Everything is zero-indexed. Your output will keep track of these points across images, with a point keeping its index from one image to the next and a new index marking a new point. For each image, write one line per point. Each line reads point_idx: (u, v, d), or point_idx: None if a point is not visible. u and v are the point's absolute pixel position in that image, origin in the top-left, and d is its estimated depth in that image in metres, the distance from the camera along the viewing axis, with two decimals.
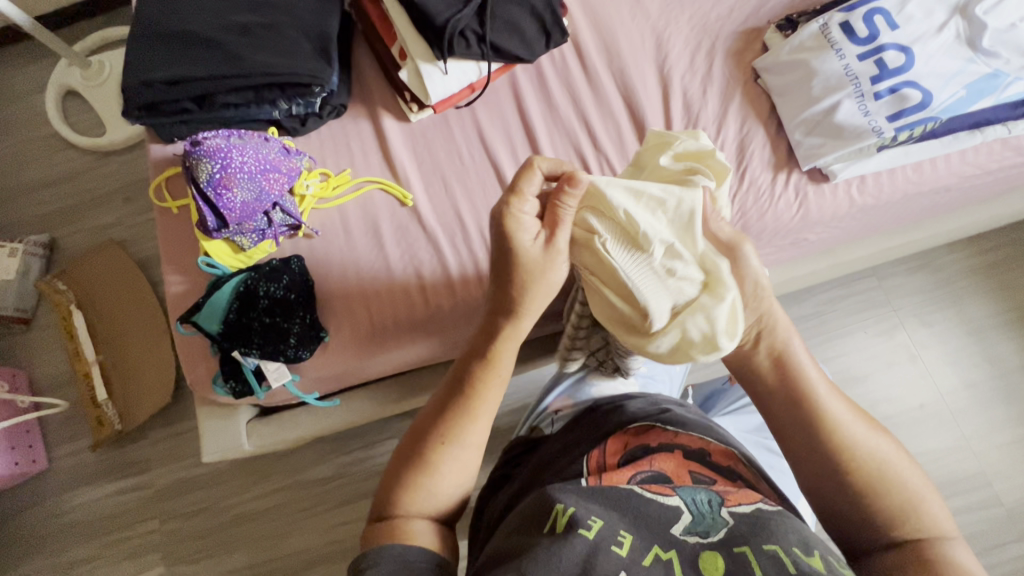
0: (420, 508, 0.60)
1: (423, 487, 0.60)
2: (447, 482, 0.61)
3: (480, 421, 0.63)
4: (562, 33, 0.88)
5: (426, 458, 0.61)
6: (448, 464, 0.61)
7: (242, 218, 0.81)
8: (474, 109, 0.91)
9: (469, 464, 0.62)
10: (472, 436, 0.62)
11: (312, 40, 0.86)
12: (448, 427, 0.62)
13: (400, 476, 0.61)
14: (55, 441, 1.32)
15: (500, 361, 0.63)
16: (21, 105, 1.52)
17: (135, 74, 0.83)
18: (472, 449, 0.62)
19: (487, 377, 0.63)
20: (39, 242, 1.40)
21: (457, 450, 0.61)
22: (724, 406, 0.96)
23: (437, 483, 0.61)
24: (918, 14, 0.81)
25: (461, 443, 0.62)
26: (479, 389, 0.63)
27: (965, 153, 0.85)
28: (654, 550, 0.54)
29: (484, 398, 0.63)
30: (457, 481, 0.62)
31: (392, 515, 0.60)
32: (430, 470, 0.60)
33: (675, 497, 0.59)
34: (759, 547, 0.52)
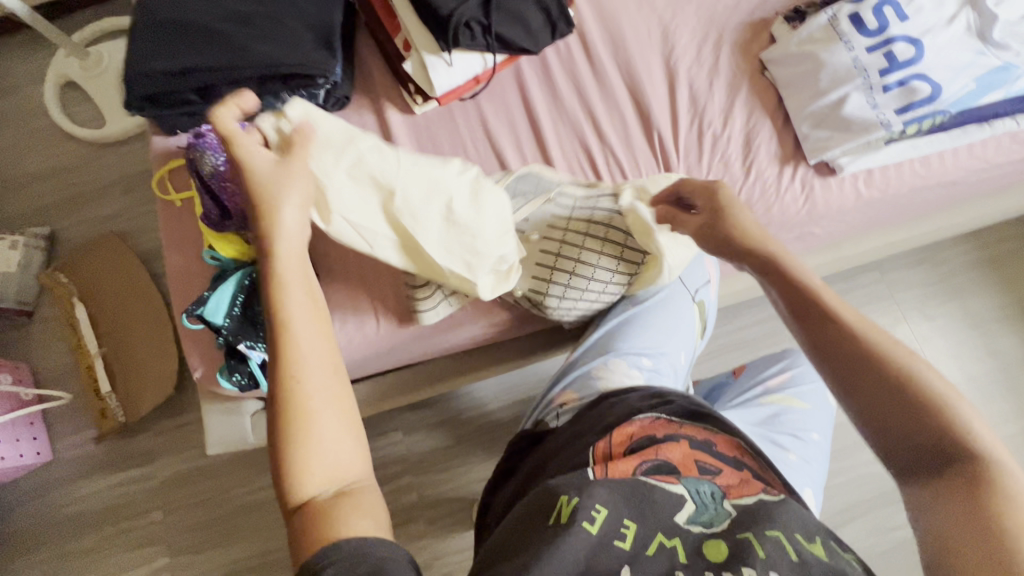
0: (319, 492, 0.48)
1: (299, 469, 0.48)
2: (310, 440, 0.49)
3: (313, 369, 0.50)
4: (568, 24, 0.87)
5: (281, 435, 0.48)
6: (311, 432, 0.49)
7: (248, 211, 0.79)
8: (479, 101, 0.90)
9: (314, 404, 0.50)
10: (312, 387, 0.50)
11: (316, 30, 0.85)
12: (279, 394, 0.49)
13: (275, 467, 0.49)
14: (59, 433, 1.32)
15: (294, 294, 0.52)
16: (19, 96, 1.50)
17: (137, 65, 0.82)
18: (327, 405, 0.50)
19: (280, 321, 0.51)
20: (40, 234, 1.39)
21: (305, 415, 0.49)
22: (728, 399, 0.96)
23: (305, 456, 0.49)
24: (928, 5, 0.80)
25: (305, 401, 0.49)
26: (291, 336, 0.50)
27: (973, 147, 0.85)
28: (657, 538, 0.54)
29: (294, 343, 0.50)
30: (338, 448, 0.50)
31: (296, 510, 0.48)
32: (294, 443, 0.48)
33: (679, 485, 0.60)
34: (762, 533, 0.52)
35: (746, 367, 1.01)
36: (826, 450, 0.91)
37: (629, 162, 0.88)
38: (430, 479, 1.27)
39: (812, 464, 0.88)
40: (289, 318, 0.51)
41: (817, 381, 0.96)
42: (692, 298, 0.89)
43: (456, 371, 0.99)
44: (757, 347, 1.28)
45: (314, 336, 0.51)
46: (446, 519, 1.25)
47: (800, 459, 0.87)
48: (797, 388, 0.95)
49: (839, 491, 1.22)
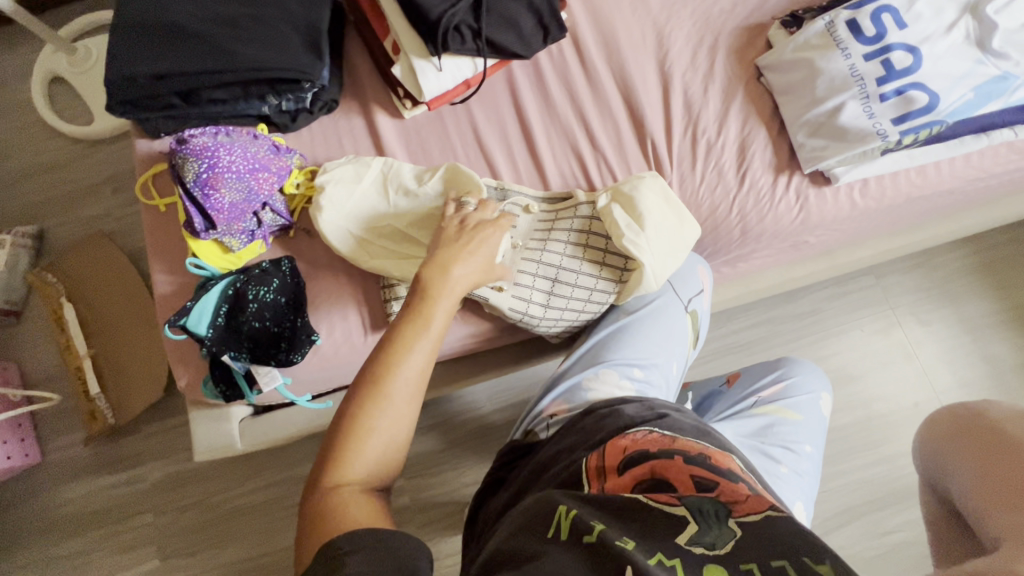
0: (358, 475, 0.54)
1: (353, 453, 0.55)
2: (380, 436, 0.56)
3: (406, 385, 0.58)
4: (560, 28, 0.85)
5: (356, 422, 0.55)
6: (377, 428, 0.56)
7: (231, 219, 0.78)
8: (469, 106, 0.88)
9: (404, 412, 0.57)
10: (400, 398, 0.57)
11: (303, 33, 0.83)
12: (370, 388, 0.57)
13: (333, 443, 0.55)
14: (47, 435, 1.31)
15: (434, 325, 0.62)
16: (5, 92, 1.48)
17: (118, 67, 0.80)
18: (403, 416, 0.57)
19: (416, 333, 0.61)
20: (27, 233, 1.37)
21: (380, 415, 0.56)
22: (720, 411, 0.95)
23: (365, 447, 0.55)
24: (927, 12, 0.78)
25: (388, 406, 0.56)
26: (402, 351, 0.59)
27: (970, 156, 0.84)
28: (657, 556, 0.51)
29: (406, 361, 0.58)
30: (389, 451, 0.56)
31: (332, 485, 0.53)
32: (360, 432, 0.55)
33: (680, 506, 0.58)
34: (767, 562, 0.49)
35: (740, 376, 1.00)
36: (818, 461, 0.90)
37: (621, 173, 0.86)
38: (422, 483, 1.27)
39: (804, 477, 0.87)
40: (425, 335, 0.60)
41: (811, 391, 0.96)
42: (685, 307, 0.88)
43: (447, 377, 0.98)
44: (751, 351, 1.28)
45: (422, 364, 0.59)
46: (438, 522, 1.25)
47: (792, 472, 0.86)
48: (790, 398, 0.94)
49: (832, 495, 1.22)
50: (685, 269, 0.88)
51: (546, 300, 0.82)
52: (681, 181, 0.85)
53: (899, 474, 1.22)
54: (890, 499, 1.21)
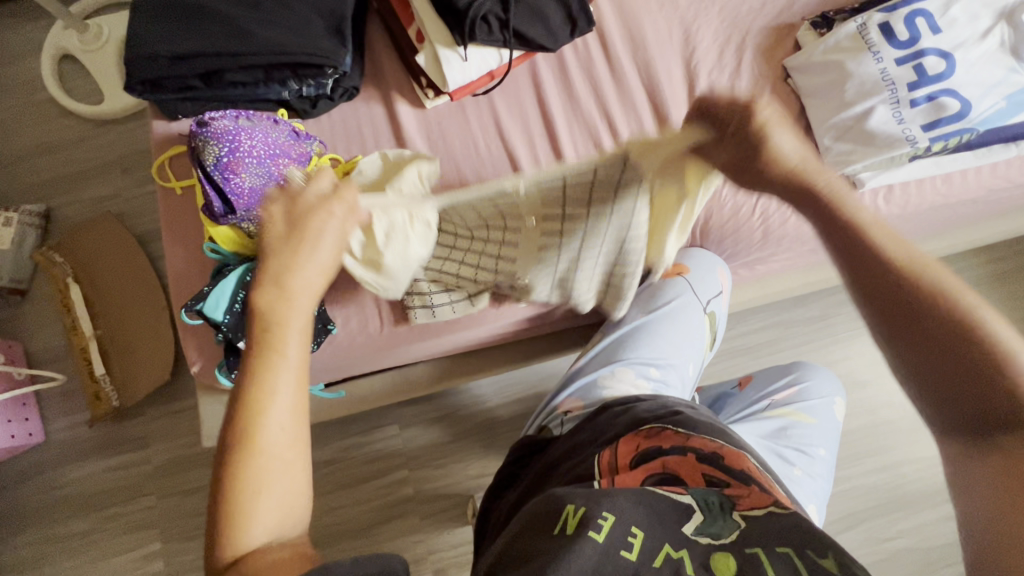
0: (260, 537, 0.47)
1: (246, 520, 0.47)
2: (274, 485, 0.49)
3: (284, 421, 0.51)
4: (588, 21, 0.84)
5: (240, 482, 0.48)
6: (269, 488, 0.49)
7: (251, 204, 0.77)
8: (492, 98, 0.87)
9: (287, 451, 0.50)
10: (281, 446, 0.50)
11: (327, 19, 0.82)
12: (237, 445, 0.49)
13: (218, 515, 0.47)
14: (52, 415, 1.31)
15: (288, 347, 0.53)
16: (16, 68, 1.46)
17: (138, 47, 0.79)
18: (291, 457, 0.50)
19: (272, 360, 0.52)
20: (35, 211, 1.36)
21: (265, 470, 0.49)
22: (733, 412, 0.95)
23: (257, 500, 0.48)
24: (962, 18, 0.78)
25: (266, 458, 0.49)
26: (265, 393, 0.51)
27: (997, 166, 0.83)
28: (665, 549, 0.52)
29: (271, 404, 0.50)
30: (288, 506, 0.50)
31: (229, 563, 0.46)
32: (246, 497, 0.48)
33: (686, 496, 0.59)
34: (771, 548, 0.51)
35: (753, 378, 1.00)
36: (831, 465, 0.90)
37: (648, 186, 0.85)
38: (427, 474, 1.27)
39: (817, 479, 0.87)
40: (282, 361, 0.52)
41: (824, 395, 0.96)
42: (704, 307, 0.88)
43: (458, 370, 0.98)
44: (759, 354, 1.28)
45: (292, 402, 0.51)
46: (441, 514, 1.25)
47: (805, 474, 0.86)
48: (805, 402, 0.94)
49: (836, 501, 1.22)
50: (706, 269, 0.88)
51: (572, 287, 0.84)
52: None
53: (902, 481, 1.23)
54: (893, 506, 1.21)
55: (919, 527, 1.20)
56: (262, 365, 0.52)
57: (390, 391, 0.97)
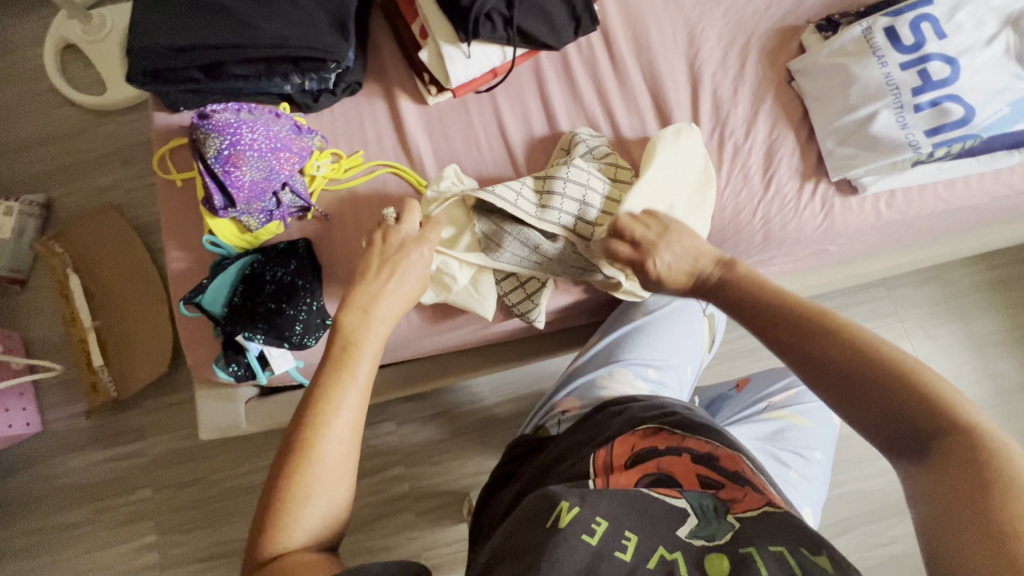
0: (300, 538, 0.54)
1: (292, 520, 0.53)
2: (319, 493, 0.55)
3: (339, 439, 0.56)
4: (592, 20, 0.84)
5: (291, 485, 0.54)
6: (316, 496, 0.55)
7: (251, 198, 0.77)
8: (495, 95, 0.87)
9: (338, 465, 0.56)
10: (333, 460, 0.56)
11: (330, 13, 0.82)
12: (298, 451, 0.55)
13: (268, 512, 0.54)
14: (49, 405, 1.31)
15: (360, 366, 0.60)
16: (18, 57, 1.46)
17: (139, 37, 0.79)
18: (339, 472, 0.56)
19: (342, 379, 0.59)
20: (35, 201, 1.36)
21: (315, 480, 0.55)
22: (730, 414, 0.95)
23: (304, 504, 0.54)
24: (967, 24, 0.77)
25: (322, 467, 0.55)
26: (329, 406, 0.57)
27: (1000, 172, 0.83)
28: (659, 551, 0.53)
29: (331, 421, 0.56)
30: (329, 515, 0.56)
31: (273, 557, 0.52)
32: (295, 499, 0.54)
33: (681, 499, 0.59)
34: (766, 548, 0.52)
35: (750, 381, 0.99)
36: (826, 469, 0.91)
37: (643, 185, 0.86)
38: (423, 471, 1.27)
39: (813, 481, 0.88)
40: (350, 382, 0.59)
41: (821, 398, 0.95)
42: (703, 309, 0.90)
43: (456, 367, 0.98)
44: (758, 357, 1.27)
45: (349, 423, 0.57)
46: (437, 511, 1.25)
47: (801, 476, 0.87)
48: (802, 405, 0.94)
49: (832, 504, 1.22)
50: None
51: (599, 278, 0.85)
52: None
53: (897, 486, 1.23)
54: (888, 510, 1.21)
55: (913, 533, 1.20)
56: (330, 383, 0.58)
57: (389, 387, 0.97)
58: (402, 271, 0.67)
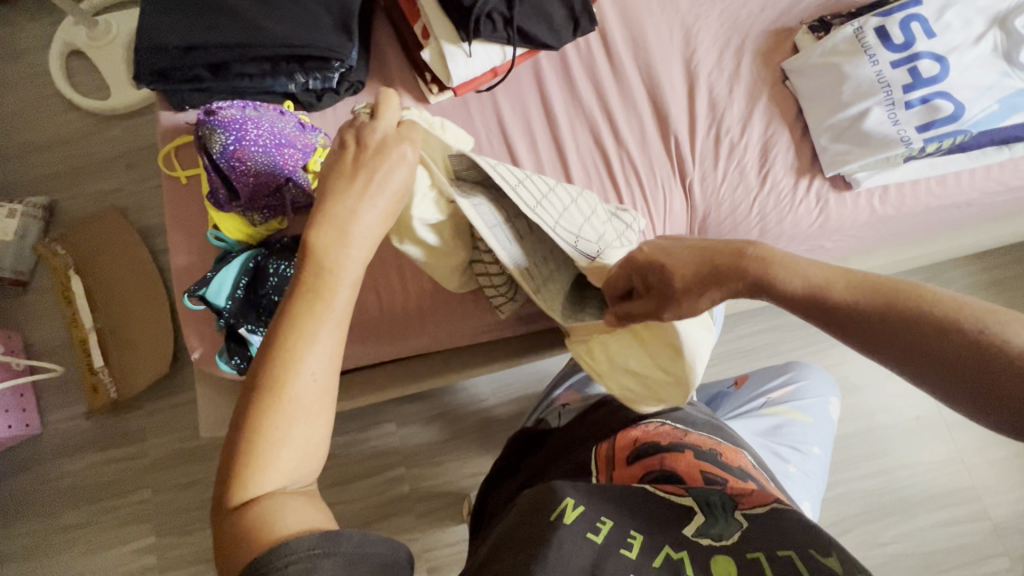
0: (276, 482, 0.47)
1: (264, 461, 0.46)
2: (295, 431, 0.47)
3: (317, 370, 0.49)
4: (591, 21, 0.86)
5: (262, 423, 0.46)
6: (291, 437, 0.47)
7: (255, 192, 0.79)
8: (495, 94, 0.89)
9: (316, 399, 0.48)
10: (309, 396, 0.48)
11: (334, 14, 0.84)
12: (268, 388, 0.47)
13: (236, 451, 0.46)
14: (50, 406, 1.31)
15: (341, 294, 0.51)
16: (24, 63, 1.48)
17: (146, 37, 0.81)
18: (318, 408, 0.49)
19: (315, 303, 0.49)
20: (38, 204, 1.37)
21: (290, 416, 0.47)
22: (731, 410, 0.95)
23: (279, 444, 0.47)
24: (956, 23, 0.80)
25: (297, 403, 0.47)
26: (303, 337, 0.48)
27: (990, 169, 0.85)
28: (665, 550, 0.53)
29: (307, 349, 0.48)
30: (307, 456, 0.48)
31: (242, 503, 0.46)
32: (265, 440, 0.47)
33: (687, 497, 0.59)
34: (773, 552, 0.51)
35: (749, 377, 1.00)
36: (825, 463, 0.92)
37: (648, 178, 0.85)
38: (423, 472, 1.27)
39: (811, 476, 0.89)
40: (325, 306, 0.49)
41: (819, 394, 0.96)
42: None
43: (457, 364, 0.98)
44: (756, 357, 1.28)
45: (327, 357, 0.49)
46: (437, 512, 1.25)
47: (798, 470, 0.88)
48: (799, 400, 0.95)
49: (831, 504, 1.22)
50: None
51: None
52: (702, 178, 0.86)
53: (898, 485, 1.23)
54: (888, 510, 1.21)
55: (914, 532, 1.20)
56: (301, 305, 0.49)
57: (390, 384, 0.98)
58: (388, 181, 0.53)
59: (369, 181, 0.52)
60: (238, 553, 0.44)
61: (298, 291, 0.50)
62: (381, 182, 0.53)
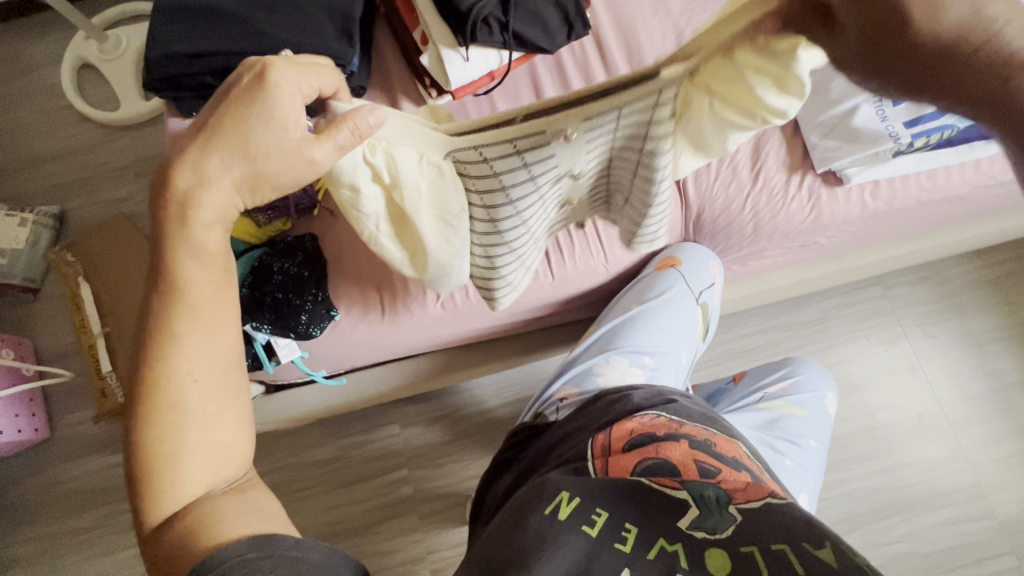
0: (191, 489, 0.48)
1: (169, 473, 0.47)
2: (193, 438, 0.48)
3: (199, 372, 0.48)
4: (584, 25, 0.88)
5: (155, 437, 0.47)
6: (191, 445, 0.48)
7: None
8: (493, 98, 0.92)
9: (204, 397, 0.48)
10: (194, 399, 0.48)
11: (337, 21, 0.87)
12: (148, 403, 0.47)
13: (139, 470, 0.47)
14: (59, 411, 1.33)
15: (196, 290, 0.49)
16: (37, 77, 1.52)
17: (158, 47, 0.85)
18: (212, 407, 0.49)
19: (176, 307, 0.48)
20: (50, 213, 1.40)
21: (180, 424, 0.47)
22: (727, 404, 0.98)
23: (177, 455, 0.47)
24: None
25: (184, 409, 0.48)
26: (168, 344, 0.48)
27: (979, 163, 0.86)
28: (660, 542, 0.54)
29: (179, 356, 0.48)
30: (219, 455, 0.49)
31: (165, 516, 0.47)
32: (161, 455, 0.47)
33: (682, 491, 0.59)
34: (767, 546, 0.51)
35: (746, 375, 1.02)
36: (822, 457, 0.92)
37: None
38: (425, 473, 1.27)
39: (808, 469, 0.89)
40: (187, 307, 0.48)
41: (815, 389, 0.98)
42: (697, 298, 0.91)
43: (457, 363, 1.00)
44: (756, 356, 1.29)
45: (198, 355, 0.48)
46: (440, 514, 1.25)
47: (796, 464, 0.88)
48: (797, 395, 0.96)
49: (834, 503, 1.22)
50: (696, 261, 0.90)
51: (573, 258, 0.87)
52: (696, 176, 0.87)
53: (901, 484, 1.22)
54: (892, 509, 1.21)
55: (919, 531, 1.20)
56: (161, 313, 0.48)
57: (391, 383, 1.00)
58: (262, 144, 0.46)
59: (236, 123, 0.45)
60: (184, 565, 0.45)
61: (158, 304, 0.48)
62: (257, 125, 0.45)
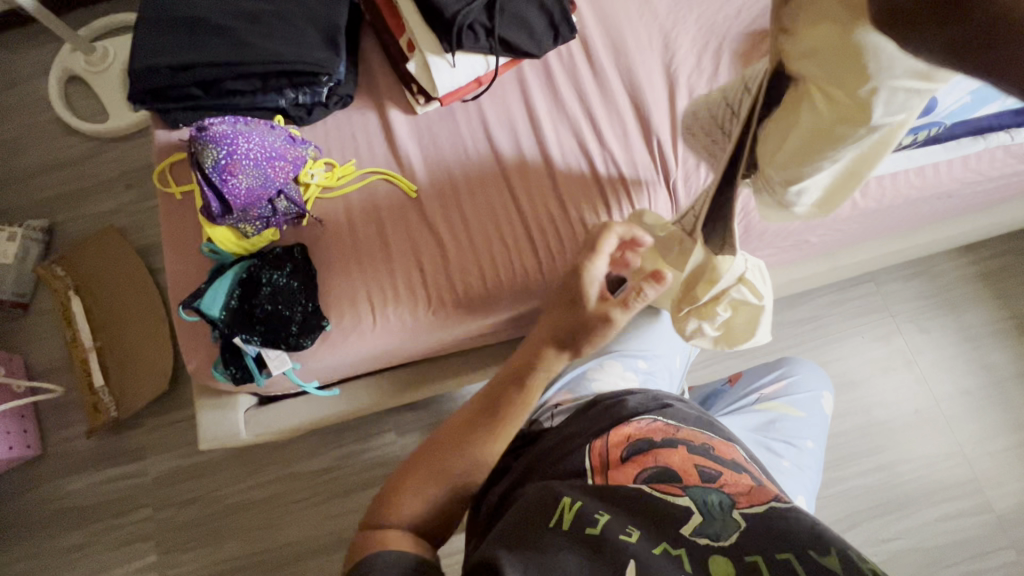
0: (405, 516, 0.63)
1: (407, 502, 0.63)
2: (435, 490, 0.65)
3: (475, 461, 0.67)
4: (570, 28, 0.90)
5: (424, 475, 0.66)
6: (432, 492, 0.65)
7: (247, 205, 0.82)
8: (481, 103, 0.92)
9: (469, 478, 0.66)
10: (458, 469, 0.66)
11: (322, 30, 0.88)
12: (444, 451, 0.67)
13: (395, 485, 0.65)
14: (50, 427, 1.31)
15: (512, 410, 0.70)
16: (23, 90, 1.51)
17: (142, 59, 0.85)
18: (459, 483, 0.66)
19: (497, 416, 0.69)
20: (39, 227, 1.39)
21: (442, 479, 0.65)
22: (723, 406, 0.98)
23: (419, 497, 0.64)
24: None
25: (452, 476, 0.66)
26: (487, 426, 0.69)
27: (968, 159, 0.86)
28: (663, 544, 0.54)
29: (485, 442, 0.68)
30: (423, 510, 0.64)
31: (378, 524, 0.62)
32: (416, 481, 0.65)
33: (684, 498, 0.58)
34: (772, 555, 0.50)
35: (741, 375, 1.02)
36: (819, 457, 0.92)
37: (633, 182, 0.87)
38: None
39: (806, 470, 0.89)
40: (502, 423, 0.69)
41: (811, 387, 0.98)
42: None
43: (451, 370, 0.99)
44: (753, 355, 1.29)
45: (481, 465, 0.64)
46: None
47: (793, 465, 0.89)
48: (792, 395, 0.96)
49: (832, 502, 1.22)
50: None
51: (563, 257, 0.86)
52: (685, 179, 0.88)
53: (900, 480, 1.22)
54: (892, 506, 1.21)
55: (918, 527, 1.20)
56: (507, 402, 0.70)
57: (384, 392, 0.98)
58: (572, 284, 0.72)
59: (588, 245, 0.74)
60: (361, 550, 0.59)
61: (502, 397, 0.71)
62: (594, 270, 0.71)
